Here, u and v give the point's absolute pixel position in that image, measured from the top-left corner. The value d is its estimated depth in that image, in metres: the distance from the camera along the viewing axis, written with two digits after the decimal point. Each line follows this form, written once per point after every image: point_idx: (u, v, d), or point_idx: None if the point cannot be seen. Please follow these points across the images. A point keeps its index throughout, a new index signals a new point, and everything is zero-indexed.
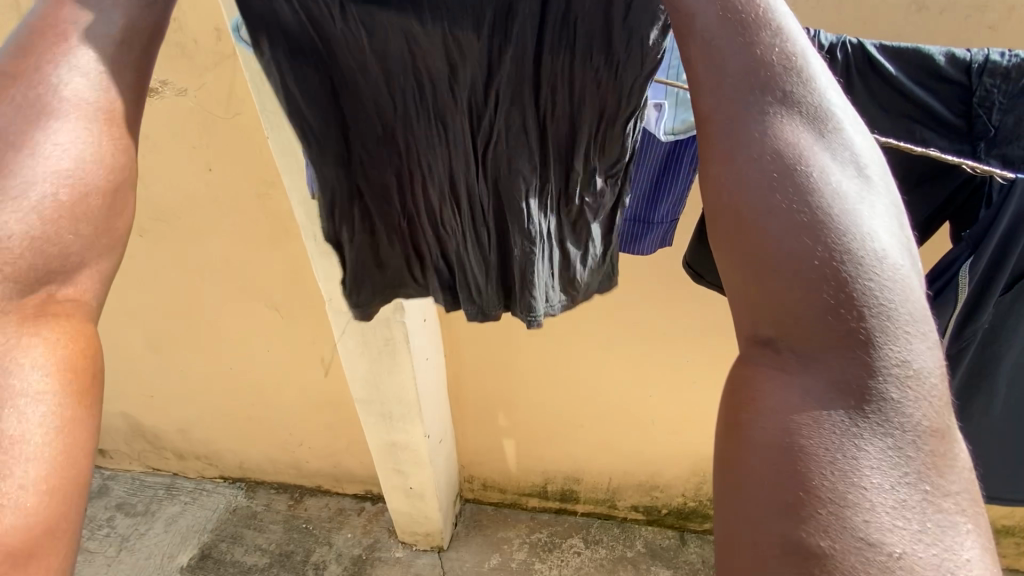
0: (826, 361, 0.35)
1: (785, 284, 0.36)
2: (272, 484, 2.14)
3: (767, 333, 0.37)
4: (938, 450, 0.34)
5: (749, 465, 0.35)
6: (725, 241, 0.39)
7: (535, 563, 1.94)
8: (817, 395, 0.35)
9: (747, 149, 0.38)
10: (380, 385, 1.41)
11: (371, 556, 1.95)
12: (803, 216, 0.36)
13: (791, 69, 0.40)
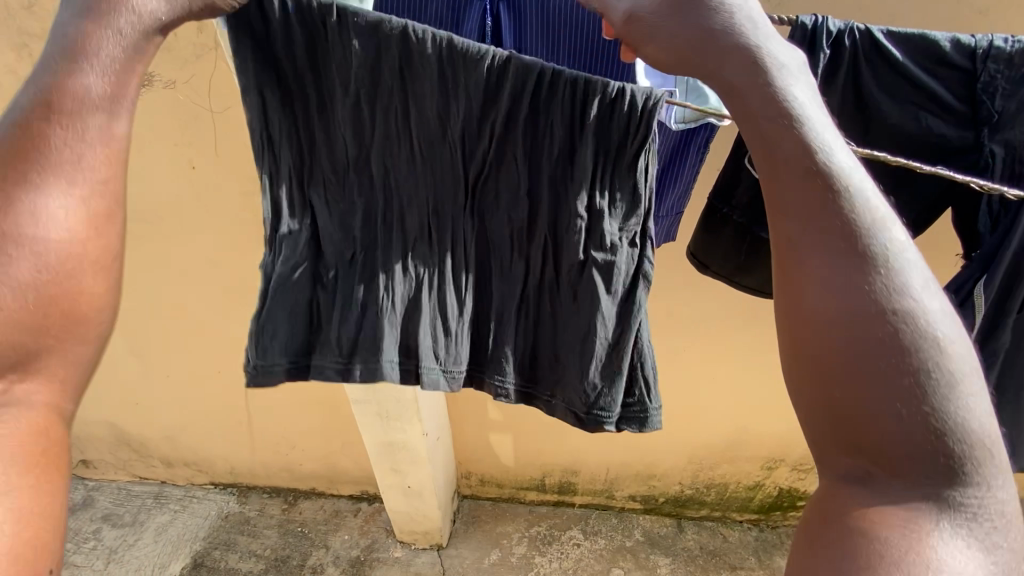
0: (915, 478, 0.42)
1: (881, 416, 0.41)
2: (265, 489, 2.11)
3: (862, 456, 0.42)
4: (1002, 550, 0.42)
5: (828, 541, 0.43)
6: (810, 368, 0.44)
7: (535, 556, 1.94)
8: (908, 502, 0.42)
9: (839, 292, 0.43)
10: (376, 384, 1.39)
11: (370, 557, 1.93)
12: (898, 368, 0.41)
13: (877, 218, 0.45)
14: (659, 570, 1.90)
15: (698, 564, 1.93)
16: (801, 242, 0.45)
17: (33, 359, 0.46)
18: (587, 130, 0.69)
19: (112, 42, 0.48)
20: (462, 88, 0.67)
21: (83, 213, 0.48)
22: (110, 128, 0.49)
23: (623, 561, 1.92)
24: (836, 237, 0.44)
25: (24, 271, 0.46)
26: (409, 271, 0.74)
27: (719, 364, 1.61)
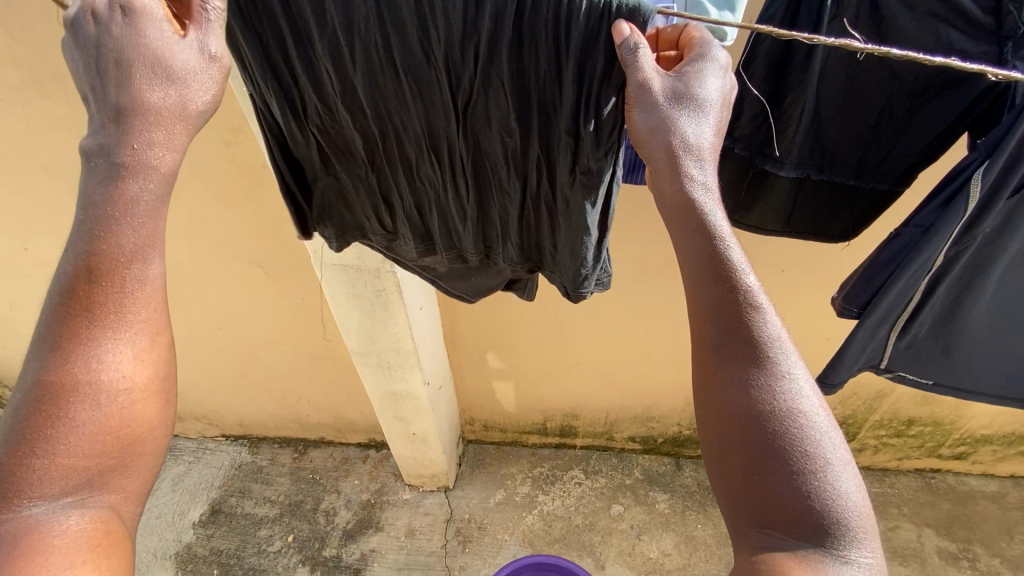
0: (778, 460, 0.51)
1: (734, 400, 0.53)
2: (275, 439, 2.17)
3: (733, 430, 0.53)
4: (864, 523, 0.50)
5: (724, 490, 0.54)
6: (699, 364, 0.57)
7: (539, 495, 2.01)
8: (778, 468, 0.50)
9: (705, 297, 0.56)
10: (375, 336, 1.39)
11: (380, 500, 2.01)
12: (753, 365, 0.54)
13: (733, 258, 0.57)
14: (657, 505, 1.98)
15: (696, 499, 2.00)
16: (709, 327, 0.56)
17: (97, 482, 0.50)
18: (572, 50, 0.62)
19: (148, 171, 0.53)
20: (443, 11, 0.60)
21: (139, 355, 0.52)
22: (147, 271, 0.53)
23: (623, 498, 2.00)
24: (709, 260, 0.56)
25: (87, 427, 0.49)
26: (419, 186, 0.78)
27: None
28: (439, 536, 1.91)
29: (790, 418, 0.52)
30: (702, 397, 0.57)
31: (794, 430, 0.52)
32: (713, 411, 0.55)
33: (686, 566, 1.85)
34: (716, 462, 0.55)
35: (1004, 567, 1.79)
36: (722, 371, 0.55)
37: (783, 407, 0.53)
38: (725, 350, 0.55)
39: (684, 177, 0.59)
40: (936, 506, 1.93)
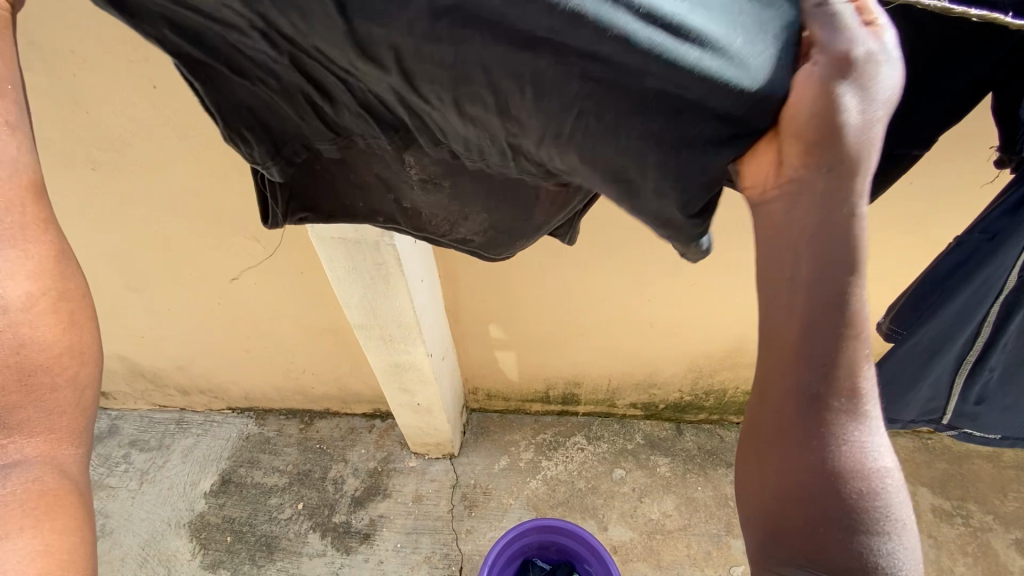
0: (843, 522, 0.46)
1: (805, 450, 0.47)
2: (281, 411, 2.20)
3: (801, 484, 0.47)
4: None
5: (779, 542, 0.48)
6: (772, 404, 0.49)
7: (542, 461, 2.05)
8: (838, 530, 0.46)
9: (803, 334, 0.46)
10: (377, 310, 1.38)
11: (387, 467, 2.05)
12: (835, 419, 0.47)
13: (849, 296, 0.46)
14: (658, 469, 2.03)
15: (696, 462, 2.04)
16: (801, 380, 0.47)
17: (19, 426, 0.44)
18: None
19: None
20: None
21: (22, 267, 0.44)
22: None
23: (625, 462, 2.04)
24: (825, 291, 0.45)
25: None
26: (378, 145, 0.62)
27: (724, 275, 1.58)
28: (446, 501, 1.96)
29: (873, 474, 0.47)
30: (766, 456, 0.50)
31: (862, 494, 0.47)
32: (786, 470, 0.48)
33: (686, 526, 1.90)
34: (771, 509, 0.49)
35: (996, 523, 1.84)
36: (797, 419, 0.47)
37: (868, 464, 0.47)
38: (811, 396, 0.47)
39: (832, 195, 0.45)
40: (932, 466, 1.97)
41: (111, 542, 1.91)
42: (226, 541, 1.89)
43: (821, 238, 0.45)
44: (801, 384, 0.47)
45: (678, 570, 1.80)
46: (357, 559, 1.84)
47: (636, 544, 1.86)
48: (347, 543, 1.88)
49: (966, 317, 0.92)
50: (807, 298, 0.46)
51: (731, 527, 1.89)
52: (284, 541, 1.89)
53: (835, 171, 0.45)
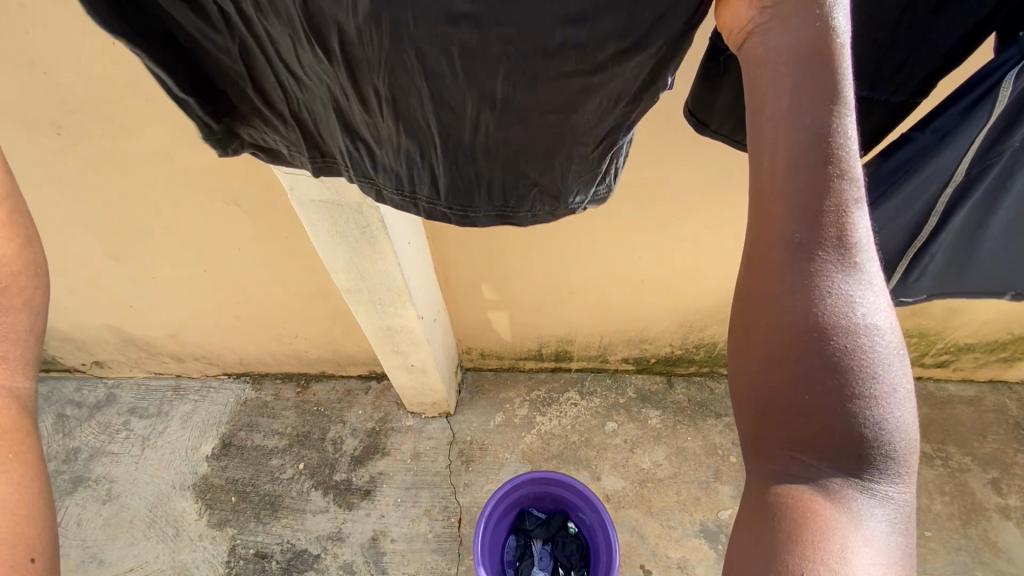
0: (823, 386, 0.46)
1: (792, 295, 0.47)
2: (277, 375, 2.21)
3: (780, 336, 0.47)
4: (908, 460, 0.47)
5: (793, 418, 0.46)
6: (747, 258, 0.51)
7: (537, 417, 2.09)
8: (846, 411, 0.45)
9: (794, 186, 0.47)
10: (364, 274, 1.36)
11: (384, 427, 2.08)
12: (820, 263, 0.46)
13: (846, 171, 0.47)
14: (649, 421, 2.08)
15: (686, 413, 2.09)
16: (785, 224, 0.47)
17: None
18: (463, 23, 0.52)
19: None
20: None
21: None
22: None
23: (617, 415, 2.09)
24: (816, 147, 0.46)
25: None
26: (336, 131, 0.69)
27: (716, 229, 1.56)
28: (444, 457, 2.01)
29: (860, 332, 0.46)
30: (755, 319, 0.49)
31: (856, 346, 0.46)
32: (773, 324, 0.48)
33: (676, 475, 1.96)
34: (748, 367, 0.49)
35: (973, 464, 1.91)
36: (784, 272, 0.47)
37: (857, 320, 0.47)
38: (802, 248, 0.47)
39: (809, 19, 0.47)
40: (915, 411, 2.03)
41: (117, 505, 1.95)
42: (230, 501, 1.94)
43: (805, 80, 0.47)
44: (773, 225, 0.48)
45: (668, 515, 1.88)
46: (359, 514, 1.90)
47: (628, 492, 1.93)
48: (349, 499, 1.93)
49: (911, 201, 0.96)
50: (792, 140, 0.47)
51: (719, 474, 1.96)
52: (287, 499, 1.94)
53: (791, 5, 0.48)
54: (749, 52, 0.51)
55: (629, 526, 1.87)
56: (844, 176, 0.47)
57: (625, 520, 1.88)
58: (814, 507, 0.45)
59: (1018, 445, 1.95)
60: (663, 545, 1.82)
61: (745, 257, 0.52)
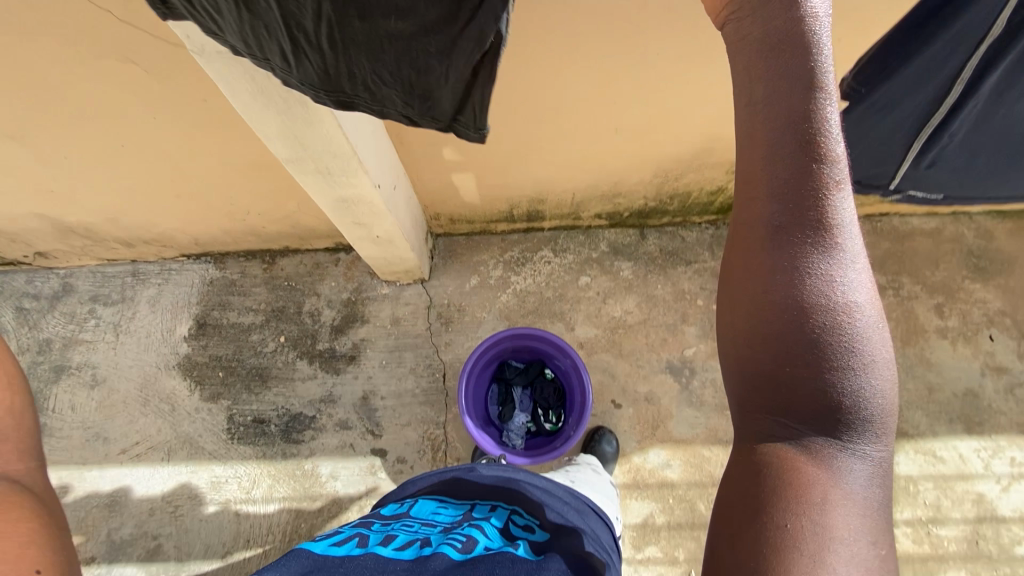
0: (800, 360, 0.56)
1: (777, 278, 0.56)
2: (239, 253, 2.13)
3: (760, 311, 0.57)
4: (884, 414, 0.57)
5: (775, 381, 0.57)
6: (738, 241, 0.60)
7: (512, 277, 2.11)
8: (821, 379, 0.56)
9: (776, 179, 0.55)
10: (303, 140, 1.20)
11: (360, 297, 2.07)
12: (800, 251, 0.55)
13: (828, 162, 0.54)
14: (622, 273, 2.11)
15: (658, 264, 2.12)
16: (768, 211, 0.56)
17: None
18: None
19: None
20: None
21: None
22: None
23: (590, 269, 2.11)
24: (800, 143, 0.54)
25: None
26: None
27: (697, 65, 1.39)
28: (422, 321, 2.05)
29: (838, 308, 0.56)
30: (742, 297, 0.59)
31: (835, 320, 0.55)
32: (756, 303, 0.58)
33: (645, 321, 2.05)
34: (739, 339, 0.60)
35: (922, 291, 2.03)
36: (773, 254, 0.56)
37: (836, 299, 0.56)
38: (782, 232, 0.56)
39: (799, 12, 0.53)
40: (875, 247, 2.09)
41: (107, 389, 1.98)
42: (218, 375, 1.99)
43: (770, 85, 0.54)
44: (757, 219, 0.57)
45: (638, 357, 2.01)
46: (347, 377, 1.98)
47: (601, 339, 2.03)
48: (335, 366, 1.99)
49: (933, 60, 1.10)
50: (772, 139, 0.54)
51: (686, 317, 2.06)
52: (275, 370, 1.99)
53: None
54: (731, 42, 0.57)
55: (602, 368, 2.00)
56: (826, 168, 0.54)
57: (598, 364, 2.00)
58: (794, 456, 0.57)
59: (966, 271, 2.06)
60: (633, 382, 1.98)
61: (735, 243, 0.61)
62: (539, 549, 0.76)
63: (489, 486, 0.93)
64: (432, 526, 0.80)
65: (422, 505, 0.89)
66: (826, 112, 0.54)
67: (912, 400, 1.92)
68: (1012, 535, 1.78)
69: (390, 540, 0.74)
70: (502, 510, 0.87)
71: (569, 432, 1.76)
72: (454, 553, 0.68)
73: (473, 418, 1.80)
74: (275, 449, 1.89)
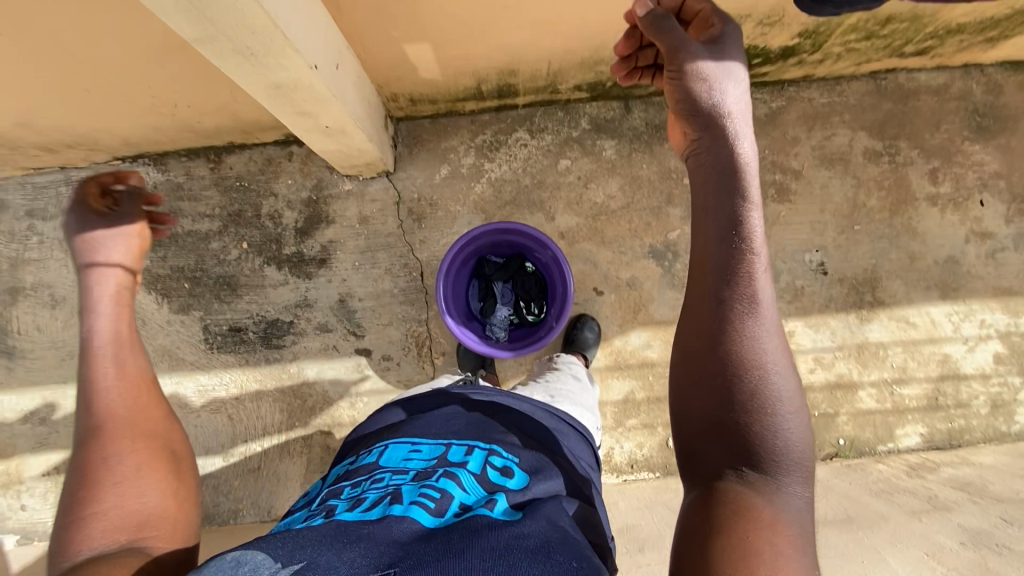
0: (735, 403, 0.66)
1: (718, 338, 0.68)
2: (179, 152, 1.91)
3: (705, 366, 0.68)
4: (802, 459, 0.67)
5: (716, 417, 0.66)
6: (688, 310, 0.72)
7: (485, 164, 1.95)
8: (751, 420, 0.65)
9: (717, 252, 0.70)
10: (208, 13, 0.97)
11: (322, 195, 1.92)
12: (735, 311, 0.68)
13: (751, 239, 0.69)
14: (604, 153, 1.95)
15: (643, 141, 1.95)
16: (710, 282, 0.70)
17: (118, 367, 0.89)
18: None
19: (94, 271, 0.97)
20: None
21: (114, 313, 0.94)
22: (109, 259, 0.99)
23: (570, 151, 1.95)
24: (733, 226, 0.70)
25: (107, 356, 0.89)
26: None
27: None
28: (393, 218, 1.93)
29: (765, 362, 0.67)
30: (691, 354, 0.69)
31: (762, 369, 0.66)
32: (702, 355, 0.68)
33: (628, 206, 1.95)
34: (688, 389, 0.69)
35: (919, 157, 1.92)
36: (714, 314, 0.68)
37: (763, 356, 0.67)
38: (722, 293, 0.68)
39: (731, 139, 0.76)
40: (876, 109, 1.93)
41: (69, 308, 1.89)
42: (185, 287, 1.89)
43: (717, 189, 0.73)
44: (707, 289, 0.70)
45: (621, 243, 1.94)
46: (320, 281, 1.90)
47: (582, 227, 1.95)
48: (306, 270, 1.90)
49: None
50: (717, 223, 0.71)
51: (672, 198, 1.95)
52: (243, 279, 1.90)
53: (710, 131, 0.78)
54: (690, 165, 0.79)
55: (584, 257, 1.94)
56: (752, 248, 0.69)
57: (580, 253, 1.94)
58: (734, 484, 0.65)
59: (967, 133, 1.93)
60: (615, 269, 1.93)
61: (686, 314, 0.72)
62: (517, 497, 0.74)
63: (458, 413, 0.98)
64: (403, 477, 0.77)
65: (395, 449, 0.86)
66: (754, 211, 0.71)
67: (893, 270, 1.92)
68: (969, 390, 1.89)
69: (357, 504, 0.71)
70: (479, 450, 0.85)
71: (551, 325, 1.76)
72: (427, 521, 0.67)
73: (455, 317, 1.77)
74: (257, 355, 1.88)
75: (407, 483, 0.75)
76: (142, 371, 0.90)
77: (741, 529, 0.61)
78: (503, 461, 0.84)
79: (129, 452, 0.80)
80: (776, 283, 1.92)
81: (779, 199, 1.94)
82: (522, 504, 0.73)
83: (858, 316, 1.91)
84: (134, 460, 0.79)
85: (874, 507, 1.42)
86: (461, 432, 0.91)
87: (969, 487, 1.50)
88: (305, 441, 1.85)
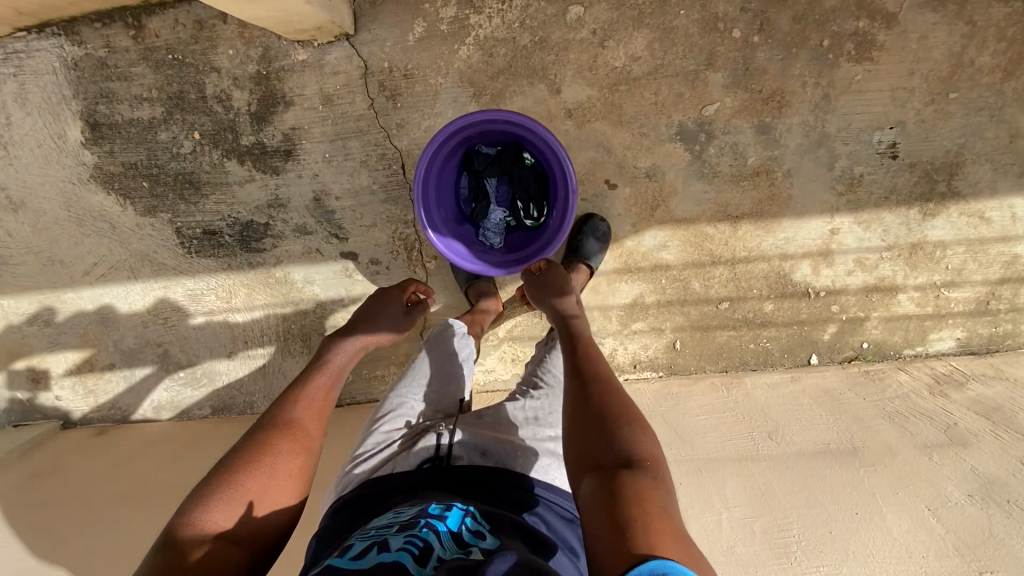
0: (594, 421, 0.96)
1: (577, 394, 1.04)
2: (91, 16, 1.54)
3: (577, 417, 0.99)
4: (652, 447, 0.92)
5: (589, 434, 0.94)
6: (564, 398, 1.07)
7: (470, 18, 1.52)
8: (608, 427, 0.94)
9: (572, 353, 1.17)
10: None
11: (272, 69, 1.56)
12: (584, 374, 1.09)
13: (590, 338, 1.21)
14: None
15: None
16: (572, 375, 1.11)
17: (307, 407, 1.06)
18: None
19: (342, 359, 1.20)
20: None
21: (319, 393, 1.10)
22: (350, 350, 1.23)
23: None
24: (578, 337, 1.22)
25: (310, 400, 1.07)
26: None
27: None
28: (362, 97, 1.58)
29: (611, 398, 1.01)
30: (571, 415, 1.00)
31: (610, 401, 1.00)
32: (574, 409, 1.01)
33: (655, 71, 1.54)
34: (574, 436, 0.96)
35: None
36: (575, 387, 1.06)
37: (607, 395, 1.02)
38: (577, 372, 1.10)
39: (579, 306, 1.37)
40: None
41: (32, 212, 1.74)
42: (145, 187, 1.69)
43: (572, 326, 1.25)
44: (571, 378, 1.11)
45: (642, 123, 1.58)
46: (290, 177, 1.66)
47: (596, 103, 1.57)
48: (271, 164, 1.65)
49: None
50: (573, 343, 1.19)
51: (714, 60, 1.52)
52: (205, 176, 1.67)
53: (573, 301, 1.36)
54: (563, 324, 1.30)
55: (595, 142, 1.60)
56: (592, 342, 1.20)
57: (591, 136, 1.60)
58: (614, 472, 0.86)
59: None
60: (633, 155, 1.60)
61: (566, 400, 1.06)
62: (491, 547, 0.74)
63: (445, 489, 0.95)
64: (386, 528, 0.77)
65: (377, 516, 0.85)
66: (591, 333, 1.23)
67: (982, 152, 1.56)
68: None
69: (346, 552, 0.72)
70: (456, 509, 0.83)
71: (557, 231, 1.52)
72: (408, 562, 0.67)
73: (443, 233, 1.53)
74: (239, 259, 1.75)
75: (391, 530, 0.76)
76: (329, 403, 1.10)
77: (642, 507, 0.78)
78: (479, 522, 0.82)
79: (291, 456, 0.95)
80: (830, 170, 1.59)
81: (856, 58, 1.51)
82: (495, 549, 0.73)
83: (922, 211, 1.61)
84: (292, 466, 0.94)
85: (884, 436, 1.36)
86: (443, 496, 0.89)
87: (995, 415, 1.39)
88: (304, 342, 1.83)
